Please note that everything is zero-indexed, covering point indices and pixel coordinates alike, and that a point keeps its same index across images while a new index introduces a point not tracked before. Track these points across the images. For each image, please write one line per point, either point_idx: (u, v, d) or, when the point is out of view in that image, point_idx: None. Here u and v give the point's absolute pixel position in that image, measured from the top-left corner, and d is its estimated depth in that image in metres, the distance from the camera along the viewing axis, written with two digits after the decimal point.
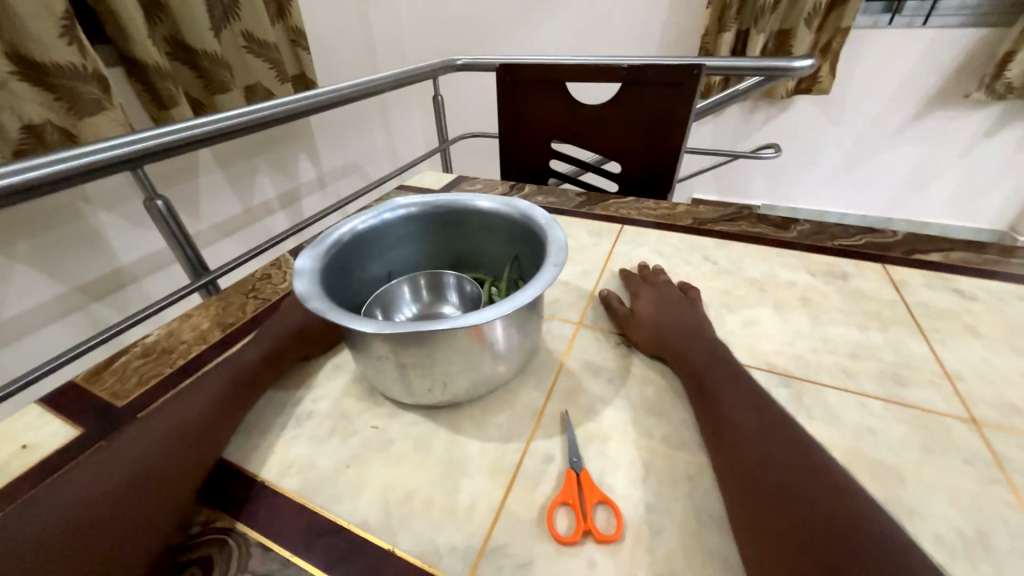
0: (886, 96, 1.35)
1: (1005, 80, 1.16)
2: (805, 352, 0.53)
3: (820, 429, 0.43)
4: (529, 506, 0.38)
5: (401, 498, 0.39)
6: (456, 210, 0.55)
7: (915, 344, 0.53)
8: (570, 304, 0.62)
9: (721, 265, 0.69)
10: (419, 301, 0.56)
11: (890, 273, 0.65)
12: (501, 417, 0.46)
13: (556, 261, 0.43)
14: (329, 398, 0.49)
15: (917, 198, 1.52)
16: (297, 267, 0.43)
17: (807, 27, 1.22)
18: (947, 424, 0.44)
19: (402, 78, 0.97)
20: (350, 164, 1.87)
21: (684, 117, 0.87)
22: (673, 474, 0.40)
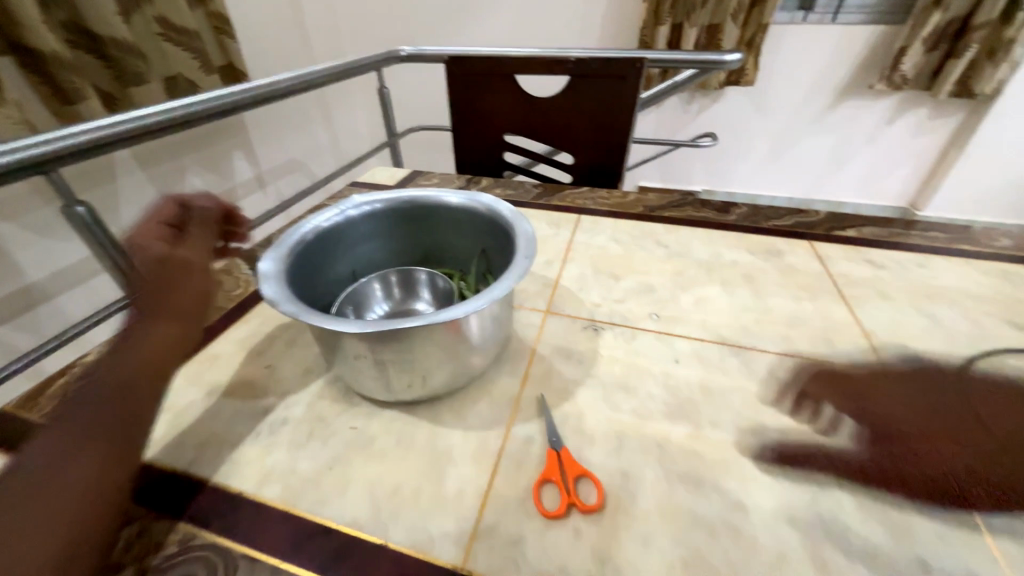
0: (805, 88, 1.49)
1: (900, 73, 1.31)
2: (750, 323, 0.58)
3: (766, 391, 0.48)
4: (515, 486, 0.40)
5: (389, 493, 0.40)
6: (421, 206, 0.55)
7: (840, 310, 0.60)
8: (536, 293, 0.64)
9: (672, 249, 0.74)
10: (390, 299, 0.55)
11: (815, 248, 0.73)
12: (480, 406, 0.47)
13: (525, 252, 0.45)
14: (302, 402, 0.48)
15: (834, 180, 1.68)
16: (262, 271, 0.41)
17: (733, 22, 1.32)
18: (867, 377, 0.51)
19: (346, 70, 0.94)
20: (291, 161, 1.78)
21: (631, 109, 0.91)
22: (645, 444, 0.43)
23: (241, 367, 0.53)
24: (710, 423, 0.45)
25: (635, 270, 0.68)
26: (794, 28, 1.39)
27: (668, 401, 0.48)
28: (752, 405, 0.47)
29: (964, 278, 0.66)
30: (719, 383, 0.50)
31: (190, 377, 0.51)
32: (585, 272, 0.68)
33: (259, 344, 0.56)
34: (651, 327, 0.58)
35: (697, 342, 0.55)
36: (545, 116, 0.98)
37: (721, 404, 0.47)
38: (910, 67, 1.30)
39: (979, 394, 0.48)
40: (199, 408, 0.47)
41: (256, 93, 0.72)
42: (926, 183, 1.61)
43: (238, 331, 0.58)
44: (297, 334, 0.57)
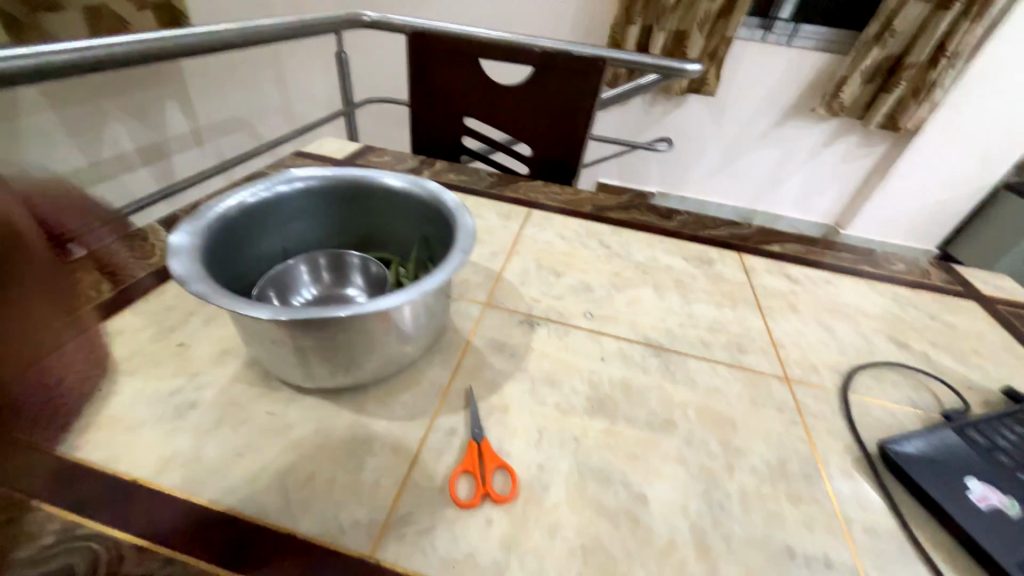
0: (755, 104, 1.57)
1: (839, 100, 1.42)
2: (675, 327, 0.62)
3: (681, 391, 0.52)
4: (433, 476, 0.40)
5: (301, 481, 0.39)
6: (360, 187, 0.53)
7: (755, 319, 0.65)
8: (478, 285, 0.65)
9: (613, 250, 0.76)
10: (319, 283, 0.53)
11: (742, 260, 0.78)
12: (407, 396, 0.47)
13: (463, 246, 0.45)
14: (216, 384, 0.46)
15: (772, 196, 1.80)
16: (172, 244, 0.38)
17: (699, 31, 1.36)
18: (770, 382, 0.55)
19: (298, 28, 0.88)
20: (235, 120, 1.65)
21: (589, 107, 0.92)
22: (564, 438, 0.45)
23: (149, 343, 0.49)
24: (625, 420, 0.48)
25: (576, 268, 0.70)
26: (752, 44, 1.46)
27: (590, 397, 0.50)
28: (665, 404, 0.50)
29: (863, 297, 0.73)
30: (639, 382, 0.52)
31: (89, 351, 0.47)
32: (528, 267, 0.69)
33: (172, 319, 0.52)
34: (584, 325, 0.60)
35: (624, 342, 0.58)
36: (505, 104, 0.97)
37: (638, 402, 0.50)
38: (848, 96, 1.41)
39: (858, 402, 0.55)
40: (96, 386, 0.44)
41: (190, 41, 0.66)
42: (850, 205, 1.75)
43: (150, 303, 0.54)
44: (217, 311, 0.54)
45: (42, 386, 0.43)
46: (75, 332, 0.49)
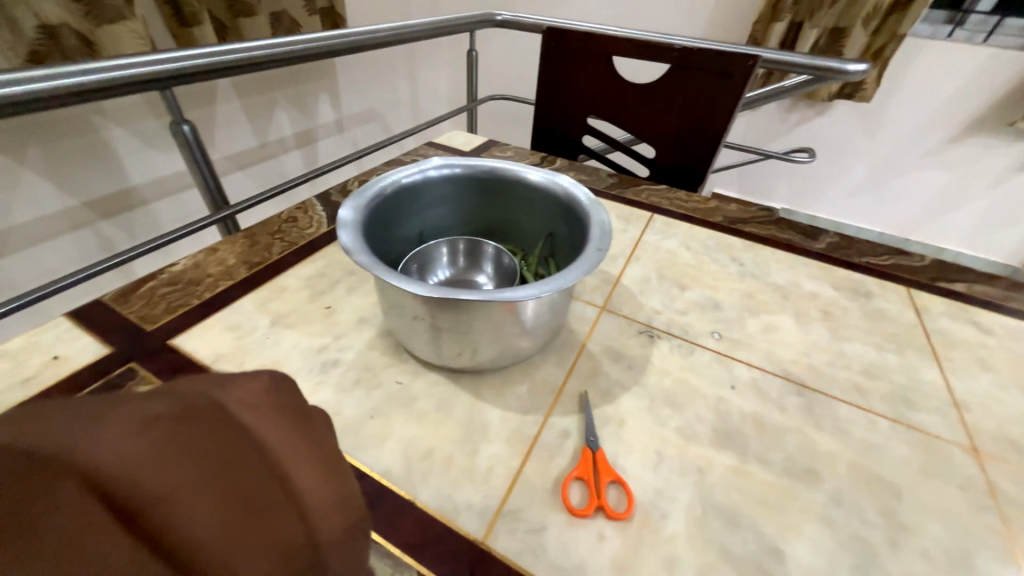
0: (928, 114, 1.31)
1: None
2: (820, 364, 0.54)
3: (827, 440, 0.45)
4: (545, 476, 0.40)
5: (423, 454, 0.41)
6: (498, 178, 0.54)
7: (929, 370, 0.54)
8: (594, 288, 0.63)
9: (746, 267, 0.69)
10: (455, 267, 0.56)
11: (911, 297, 0.65)
12: (522, 389, 0.47)
13: (599, 245, 0.43)
14: (355, 349, 0.50)
15: (940, 224, 1.49)
16: (340, 219, 0.43)
17: (862, 28, 1.19)
18: (950, 451, 0.45)
19: (440, 28, 0.94)
20: (371, 111, 1.82)
21: (729, 109, 0.84)
22: (685, 465, 0.41)
23: (304, 303, 0.56)
24: (758, 460, 0.42)
25: (702, 283, 0.65)
26: (929, 42, 1.22)
27: (716, 426, 0.45)
28: (808, 451, 0.44)
29: None
30: (775, 420, 0.46)
31: (260, 303, 0.55)
32: (647, 275, 0.66)
33: (323, 284, 0.59)
34: (710, 346, 0.54)
35: (758, 372, 0.51)
36: (633, 104, 0.93)
37: (774, 443, 0.44)
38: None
39: None
40: (264, 334, 0.51)
41: (355, 39, 0.73)
42: None
43: (306, 269, 0.61)
44: (358, 282, 0.59)
45: (227, 327, 0.52)
46: (251, 286, 0.57)
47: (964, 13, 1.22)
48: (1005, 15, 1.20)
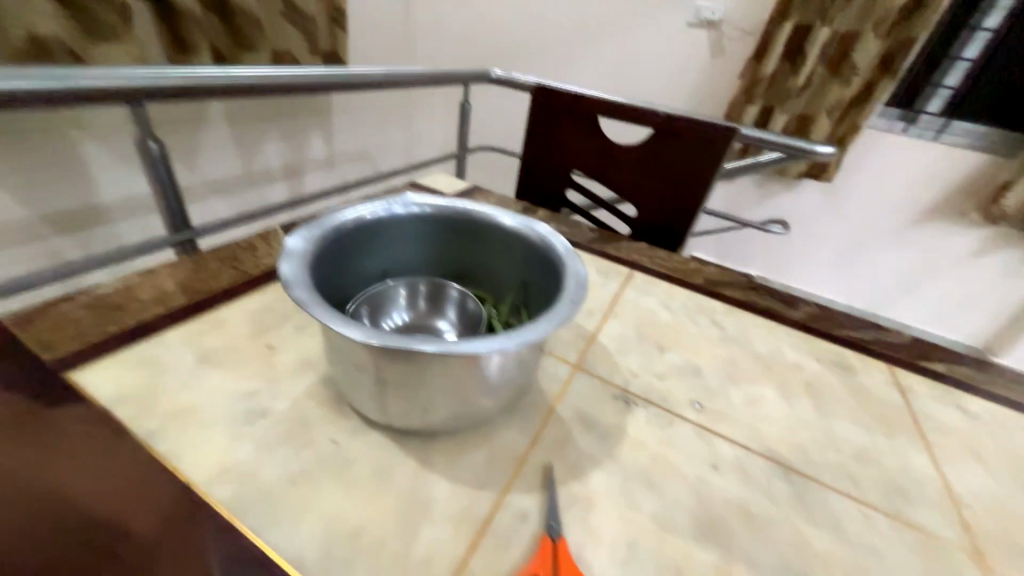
0: (890, 199, 1.38)
1: (1001, 207, 1.22)
2: (808, 444, 0.49)
3: (820, 537, 0.40)
4: (494, 572, 0.33)
5: (349, 535, 0.34)
6: (471, 221, 0.51)
7: (920, 457, 0.50)
8: (569, 343, 0.58)
9: (727, 332, 0.66)
10: (413, 311, 0.50)
11: (895, 375, 0.63)
12: (478, 457, 0.41)
13: (573, 298, 0.39)
14: (290, 397, 0.44)
15: (906, 302, 1.52)
16: (287, 248, 0.38)
17: (827, 117, 1.28)
18: (953, 557, 0.40)
19: (434, 76, 0.95)
20: (362, 151, 1.82)
21: (710, 177, 0.86)
22: (662, 564, 0.35)
23: (242, 339, 0.49)
24: (744, 560, 0.37)
25: (683, 346, 0.61)
26: (880, 135, 1.31)
27: (697, 514, 0.39)
28: (799, 551, 0.38)
29: None
30: (762, 510, 0.41)
31: (189, 336, 0.48)
32: (626, 333, 0.62)
33: (269, 320, 0.53)
34: (691, 417, 0.50)
35: (742, 451, 0.47)
36: (617, 164, 0.94)
37: (761, 538, 0.38)
38: (1014, 203, 1.20)
39: None
40: (186, 373, 0.44)
41: (343, 77, 0.73)
42: (1010, 330, 1.42)
43: (253, 301, 0.55)
44: (309, 320, 0.53)
45: (144, 362, 0.44)
46: (185, 316, 0.50)
47: (916, 112, 1.31)
48: (953, 118, 1.29)
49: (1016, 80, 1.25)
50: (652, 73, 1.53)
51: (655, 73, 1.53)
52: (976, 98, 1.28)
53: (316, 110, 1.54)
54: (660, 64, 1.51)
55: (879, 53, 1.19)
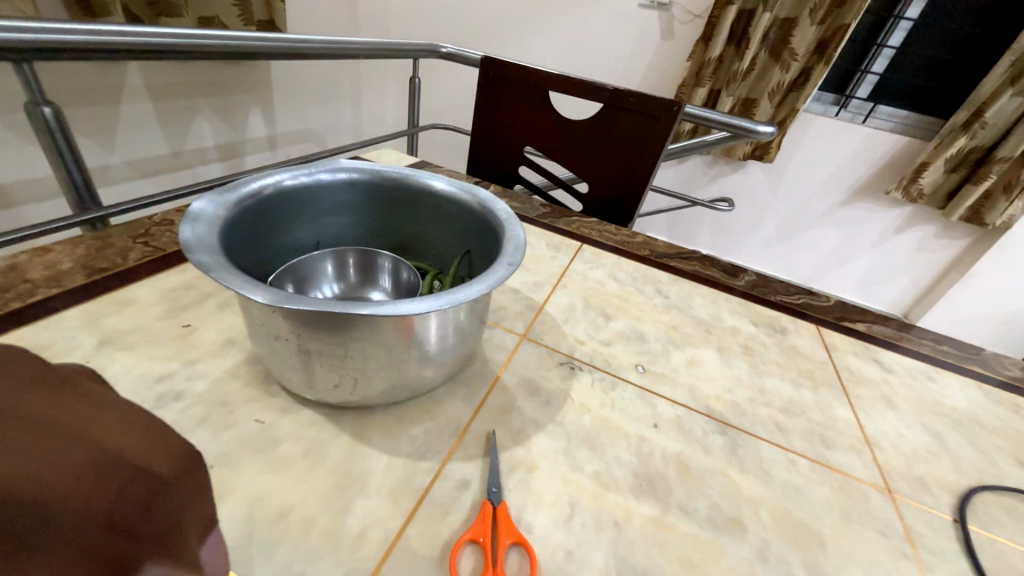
0: (823, 178, 1.46)
1: (917, 186, 1.30)
2: (742, 399, 0.51)
3: (750, 482, 0.42)
4: (431, 540, 0.32)
5: (273, 516, 0.31)
6: (407, 186, 0.49)
7: (842, 407, 0.54)
8: (516, 314, 0.57)
9: (671, 300, 0.68)
10: (345, 281, 0.48)
11: (822, 335, 0.67)
12: (418, 429, 0.40)
13: (511, 259, 0.38)
14: (210, 377, 0.40)
15: (836, 274, 1.64)
16: (192, 210, 0.34)
17: (768, 100, 1.33)
18: (867, 493, 0.44)
19: (374, 44, 0.89)
20: (308, 130, 1.70)
21: (656, 152, 0.86)
22: (601, 518, 0.36)
23: (154, 320, 0.44)
24: (680, 510, 0.38)
25: (629, 314, 0.62)
26: (815, 118, 1.37)
27: (637, 471, 0.40)
28: (732, 497, 0.40)
29: (975, 401, 0.59)
30: (698, 463, 0.42)
31: (90, 317, 0.43)
32: (574, 304, 0.62)
33: (187, 298, 0.48)
34: (634, 380, 0.50)
35: (681, 409, 0.48)
36: (566, 139, 0.92)
37: (697, 489, 0.40)
38: (928, 182, 1.29)
39: (988, 540, 0.42)
40: (84, 357, 0.39)
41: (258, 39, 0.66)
42: (923, 297, 1.56)
43: (169, 279, 0.50)
44: (235, 298, 0.50)
45: (32, 348, 0.39)
46: (84, 296, 0.45)
47: (847, 98, 1.37)
48: (878, 102, 1.36)
49: (939, 61, 1.29)
50: (603, 51, 1.52)
51: (606, 52, 1.53)
52: (904, 82, 1.33)
53: (260, 88, 1.40)
54: (610, 43, 1.50)
55: (816, 37, 1.22)
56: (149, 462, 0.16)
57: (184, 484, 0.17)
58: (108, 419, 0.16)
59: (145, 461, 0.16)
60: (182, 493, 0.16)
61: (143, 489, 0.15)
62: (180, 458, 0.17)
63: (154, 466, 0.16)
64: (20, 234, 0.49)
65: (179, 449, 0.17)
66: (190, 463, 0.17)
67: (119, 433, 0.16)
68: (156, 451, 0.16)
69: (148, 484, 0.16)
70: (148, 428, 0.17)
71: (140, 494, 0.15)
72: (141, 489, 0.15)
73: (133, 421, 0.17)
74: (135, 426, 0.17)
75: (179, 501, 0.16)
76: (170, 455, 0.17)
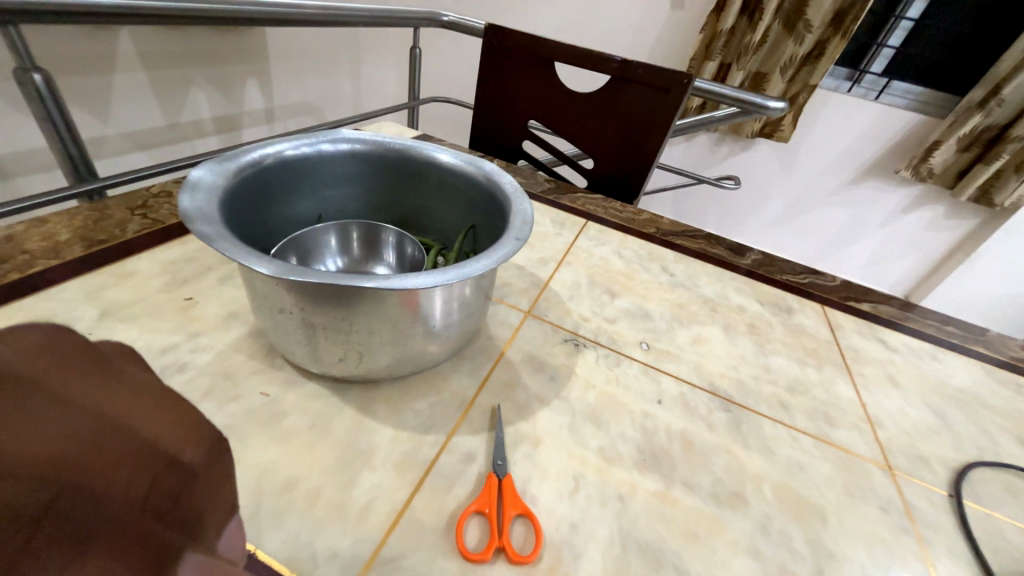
0: (833, 156, 1.42)
1: (928, 165, 1.27)
2: (746, 377, 0.51)
3: (752, 459, 0.42)
4: (438, 511, 0.32)
5: (280, 487, 0.32)
6: (411, 158, 0.47)
7: (845, 385, 0.54)
8: (521, 291, 0.57)
9: (677, 278, 0.67)
10: (348, 255, 0.47)
11: (829, 316, 0.66)
12: (423, 403, 0.40)
13: (518, 234, 0.37)
14: (213, 351, 0.40)
15: (841, 254, 1.63)
16: (190, 179, 0.33)
17: (779, 76, 1.28)
18: (870, 470, 0.44)
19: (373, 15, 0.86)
20: (307, 102, 1.66)
21: (664, 126, 0.83)
22: (605, 491, 0.36)
23: (155, 292, 0.44)
24: (684, 485, 0.38)
25: (634, 292, 0.61)
26: (828, 94, 1.33)
27: (641, 446, 0.40)
28: (735, 473, 0.40)
29: (977, 380, 0.60)
30: (703, 439, 0.42)
31: (90, 288, 0.42)
32: (578, 281, 0.61)
33: (188, 271, 0.47)
34: (638, 357, 0.50)
35: (685, 386, 0.48)
36: (572, 112, 0.90)
37: (700, 464, 0.40)
38: (939, 162, 1.26)
39: (984, 516, 0.42)
40: (85, 329, 0.39)
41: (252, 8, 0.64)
42: (926, 278, 1.55)
43: (169, 252, 0.49)
44: (237, 271, 0.49)
45: (33, 320, 0.39)
46: (83, 268, 0.44)
47: (860, 73, 1.33)
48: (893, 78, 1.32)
49: (959, 34, 1.24)
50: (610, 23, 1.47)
51: (613, 24, 1.47)
52: (923, 57, 1.29)
53: (255, 57, 1.35)
54: (616, 15, 1.45)
55: (833, 7, 1.16)
56: (178, 449, 0.17)
57: (211, 473, 0.17)
58: (150, 411, 0.17)
59: (177, 449, 0.17)
60: (209, 482, 0.17)
61: (173, 478, 0.16)
62: (207, 445, 0.17)
63: (185, 453, 0.17)
64: (15, 206, 0.48)
65: (206, 434, 0.18)
66: (216, 445, 0.18)
67: (153, 418, 0.17)
68: (188, 439, 0.17)
69: (177, 474, 0.16)
70: (175, 414, 0.18)
71: (170, 483, 0.16)
72: (171, 476, 0.16)
73: (163, 406, 0.17)
74: (164, 412, 0.17)
75: (204, 490, 0.16)
76: (197, 445, 0.17)
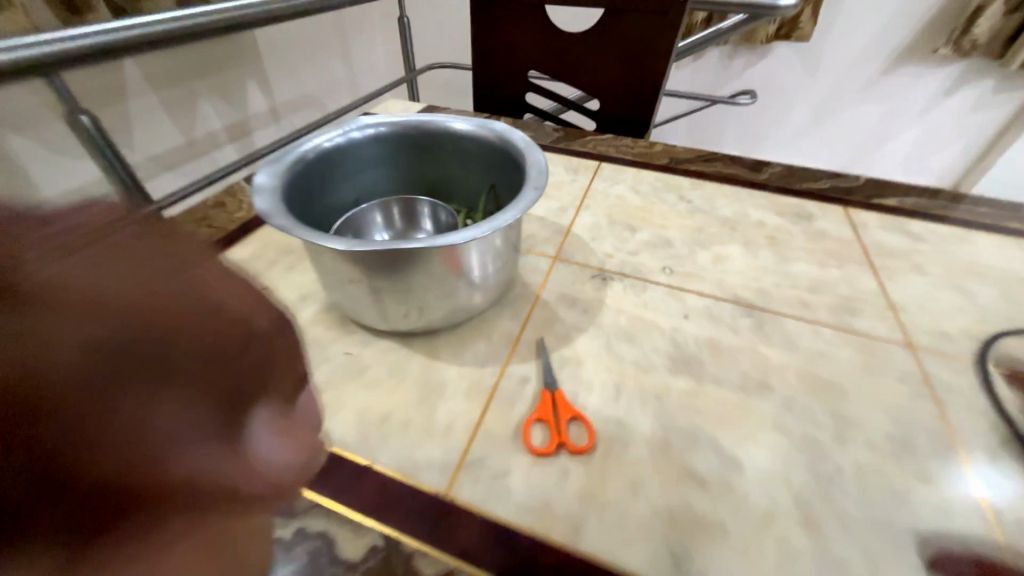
0: (858, 48, 1.34)
1: (970, 38, 1.18)
2: (767, 285, 0.55)
3: (776, 353, 0.46)
4: (506, 423, 0.39)
5: (378, 420, 0.39)
6: (429, 132, 0.52)
7: (867, 279, 0.56)
8: (546, 239, 0.62)
9: (694, 203, 0.69)
10: (392, 228, 0.53)
11: (851, 217, 0.67)
12: (477, 344, 0.46)
13: (536, 184, 0.41)
14: (298, 327, 0.48)
15: (877, 153, 1.55)
16: (256, 183, 0.39)
17: None
18: (890, 350, 0.48)
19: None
20: (308, 94, 1.69)
21: (667, 51, 0.82)
22: (644, 393, 0.42)
23: None
24: (714, 381, 0.43)
25: (653, 223, 0.65)
26: None
27: (672, 354, 0.46)
28: (760, 366, 0.45)
29: (1006, 255, 0.60)
30: (728, 342, 0.47)
31: None
32: (598, 222, 0.65)
33: (259, 266, 0.55)
34: (663, 281, 0.55)
35: (709, 300, 0.52)
36: (571, 55, 0.89)
37: (727, 363, 0.45)
38: (983, 31, 1.16)
39: (1003, 374, 0.45)
40: None
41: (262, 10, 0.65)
42: (974, 162, 1.48)
43: (239, 253, 0.57)
44: (298, 260, 0.56)
45: None
46: None
47: None
48: None
49: None
50: None
51: None
52: None
53: (252, 57, 1.38)
54: None
55: None
56: (250, 316, 0.23)
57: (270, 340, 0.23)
58: (230, 283, 0.23)
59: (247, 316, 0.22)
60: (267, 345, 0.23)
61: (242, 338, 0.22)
62: (270, 317, 0.24)
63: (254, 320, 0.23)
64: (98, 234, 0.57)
65: (271, 311, 0.24)
66: (275, 320, 0.24)
67: (233, 290, 0.23)
68: (257, 310, 0.23)
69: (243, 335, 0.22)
70: (247, 289, 0.23)
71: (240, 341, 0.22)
72: (241, 336, 0.22)
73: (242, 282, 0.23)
74: (240, 287, 0.23)
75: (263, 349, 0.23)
76: (264, 316, 0.23)
